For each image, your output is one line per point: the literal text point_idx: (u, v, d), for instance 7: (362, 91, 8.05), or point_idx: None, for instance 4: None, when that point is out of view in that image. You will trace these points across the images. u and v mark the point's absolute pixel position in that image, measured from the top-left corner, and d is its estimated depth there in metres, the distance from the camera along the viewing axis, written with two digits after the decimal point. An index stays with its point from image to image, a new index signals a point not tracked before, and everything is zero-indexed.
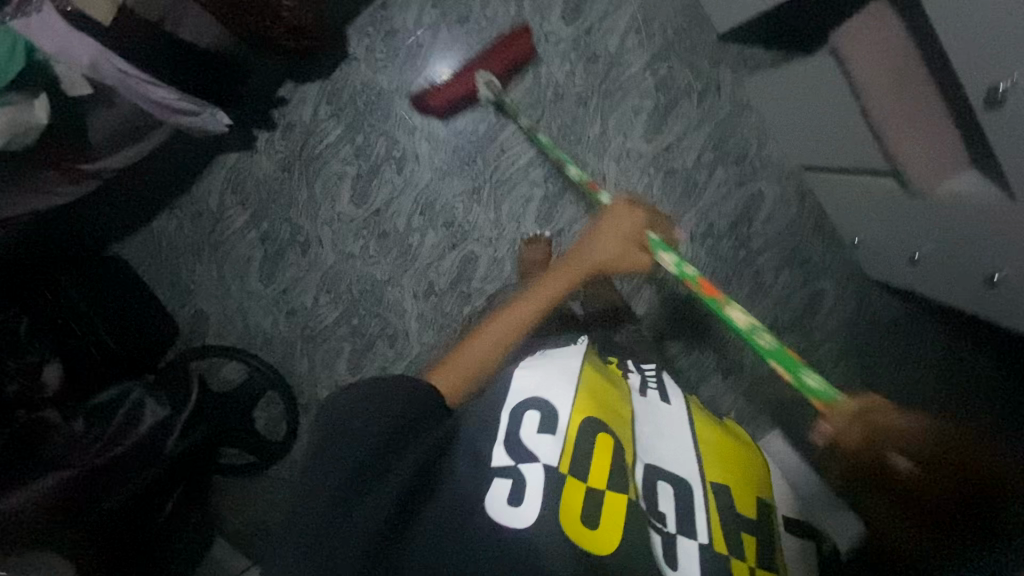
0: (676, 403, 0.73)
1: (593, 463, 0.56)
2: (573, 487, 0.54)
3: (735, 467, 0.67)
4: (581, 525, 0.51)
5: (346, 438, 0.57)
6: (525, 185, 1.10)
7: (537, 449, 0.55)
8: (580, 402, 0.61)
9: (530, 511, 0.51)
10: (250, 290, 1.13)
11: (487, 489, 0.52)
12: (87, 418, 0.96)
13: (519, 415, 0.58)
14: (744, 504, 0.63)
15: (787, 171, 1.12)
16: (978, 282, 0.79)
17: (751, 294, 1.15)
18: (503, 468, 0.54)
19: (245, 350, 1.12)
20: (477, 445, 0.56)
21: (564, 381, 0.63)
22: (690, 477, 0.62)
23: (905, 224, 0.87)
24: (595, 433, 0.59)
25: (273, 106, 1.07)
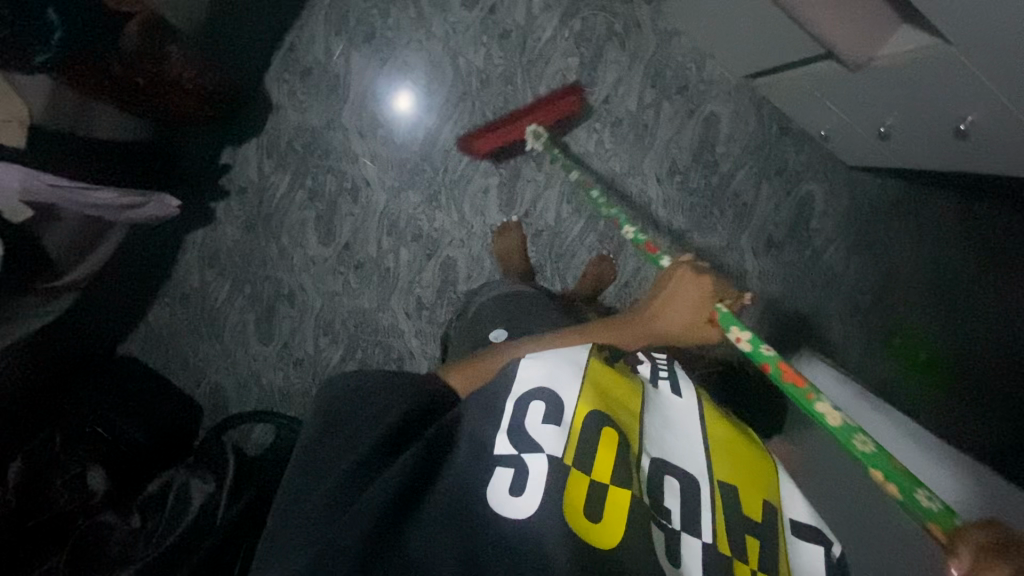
0: (687, 396, 0.67)
1: (598, 454, 0.56)
2: (577, 481, 0.54)
3: (749, 462, 0.62)
4: (583, 520, 0.52)
5: (351, 437, 0.59)
6: (479, 177, 1.09)
7: (542, 440, 0.56)
8: (585, 395, 0.59)
9: (531, 496, 0.52)
10: (254, 353, 1.17)
11: (488, 479, 0.54)
12: (141, 513, 0.99)
13: (524, 406, 0.58)
14: (756, 506, 0.59)
15: (734, 86, 1.08)
16: (947, 136, 0.74)
17: (739, 217, 1.11)
18: (505, 456, 0.55)
19: (267, 410, 1.15)
20: (477, 435, 0.57)
21: (571, 372, 0.61)
22: (694, 475, 0.60)
23: (861, 101, 0.82)
24: (602, 425, 0.57)
25: (221, 174, 1.09)
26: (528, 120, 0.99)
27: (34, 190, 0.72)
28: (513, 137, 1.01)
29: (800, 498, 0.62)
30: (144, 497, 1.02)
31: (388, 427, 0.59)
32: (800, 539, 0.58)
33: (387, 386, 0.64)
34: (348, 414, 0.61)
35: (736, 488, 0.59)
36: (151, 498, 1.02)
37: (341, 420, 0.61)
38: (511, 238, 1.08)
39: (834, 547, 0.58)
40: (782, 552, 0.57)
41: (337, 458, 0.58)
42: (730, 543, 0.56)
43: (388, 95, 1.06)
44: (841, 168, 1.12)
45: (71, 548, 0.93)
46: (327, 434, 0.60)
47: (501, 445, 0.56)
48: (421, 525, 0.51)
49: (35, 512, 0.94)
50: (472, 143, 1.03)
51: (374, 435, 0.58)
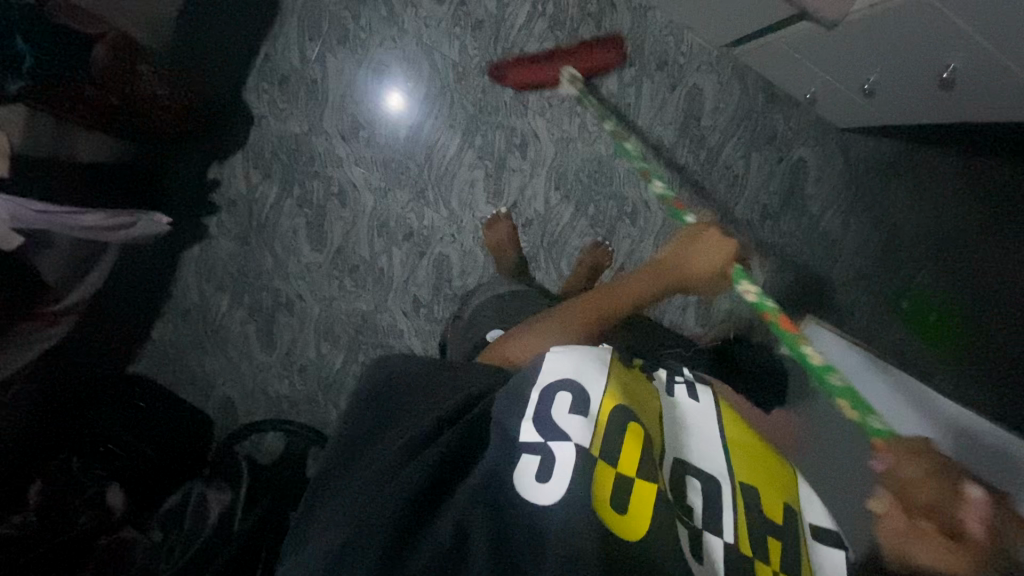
0: (705, 399, 0.61)
1: (624, 446, 0.49)
2: (603, 473, 0.47)
3: (770, 466, 0.57)
4: (613, 515, 0.45)
5: (385, 425, 0.53)
6: (464, 171, 1.09)
7: (569, 430, 0.49)
8: (611, 387, 0.53)
9: (561, 484, 0.45)
10: (258, 363, 1.18)
11: (515, 466, 0.46)
12: (162, 526, 1.01)
13: (549, 393, 0.51)
14: (778, 508, 0.53)
15: (714, 56, 1.06)
16: (931, 86, 0.73)
17: (730, 190, 1.09)
18: (531, 443, 0.48)
19: (276, 418, 1.17)
20: (502, 425, 0.50)
21: (596, 364, 0.55)
22: (715, 475, 0.54)
23: (842, 58, 0.80)
24: (628, 420, 0.51)
25: (210, 189, 1.10)
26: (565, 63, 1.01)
27: (23, 219, 0.74)
28: (548, 77, 1.03)
29: (818, 504, 0.57)
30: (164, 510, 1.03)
31: (426, 414, 0.52)
32: (819, 545, 0.53)
33: (433, 372, 0.57)
34: (382, 400, 0.55)
35: (757, 491, 0.53)
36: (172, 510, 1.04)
37: (382, 408, 0.55)
38: (501, 228, 1.07)
39: (848, 553, 0.54)
40: (803, 557, 0.51)
41: (368, 448, 0.51)
42: (752, 544, 0.50)
43: (369, 96, 1.06)
44: (832, 131, 1.09)
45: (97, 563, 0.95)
46: (365, 421, 0.54)
47: (529, 432, 0.48)
48: (453, 518, 0.43)
49: (55, 532, 0.94)
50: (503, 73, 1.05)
51: (410, 423, 0.52)
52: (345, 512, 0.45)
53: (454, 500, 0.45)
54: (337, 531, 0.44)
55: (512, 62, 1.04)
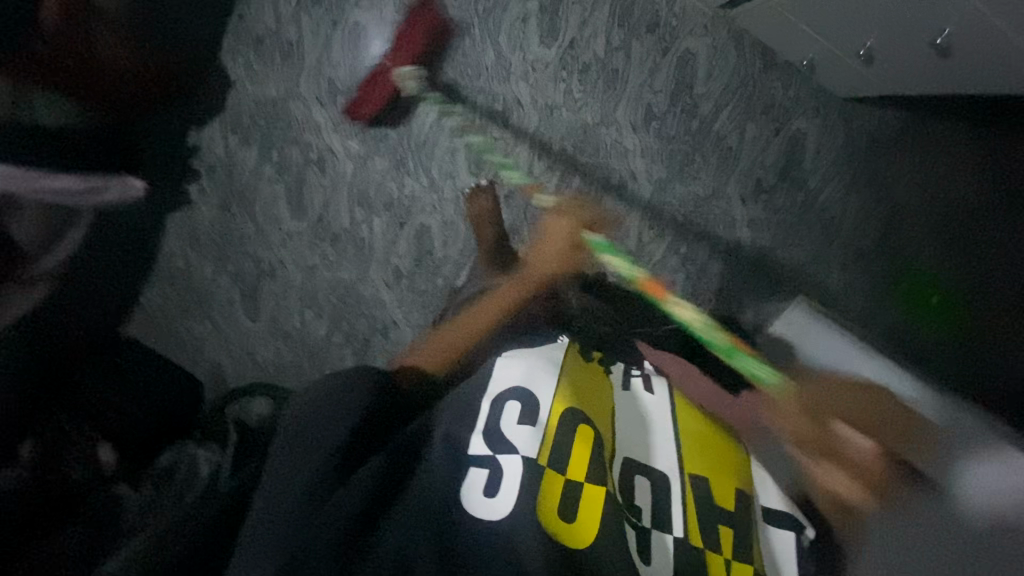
0: (659, 393, 0.68)
1: (573, 452, 0.56)
2: (551, 482, 0.53)
3: (722, 455, 0.64)
4: (560, 522, 0.51)
5: (311, 450, 0.56)
6: (445, 139, 1.06)
7: (516, 440, 0.55)
8: (561, 395, 0.60)
9: (511, 500, 0.51)
10: (244, 330, 1.19)
11: (464, 480, 0.52)
12: (153, 483, 1.00)
13: (500, 404, 0.57)
14: (728, 496, 0.60)
15: (708, 18, 1.00)
16: (927, 52, 0.68)
17: (724, 162, 1.03)
18: (479, 457, 0.53)
19: (263, 384, 1.18)
20: (454, 435, 0.55)
21: (547, 371, 0.62)
22: (664, 471, 0.60)
23: (838, 19, 0.74)
24: (577, 423, 0.58)
25: (189, 155, 1.10)
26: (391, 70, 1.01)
27: None
28: (387, 92, 1.02)
29: (767, 487, 0.64)
30: (155, 470, 1.02)
31: (339, 441, 0.57)
32: (767, 527, 0.60)
33: (344, 395, 0.61)
34: (309, 423, 0.59)
35: (707, 482, 0.61)
36: (162, 471, 1.03)
37: (308, 431, 0.58)
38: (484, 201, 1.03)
39: (803, 534, 0.61)
40: (750, 543, 0.58)
41: (300, 466, 0.55)
42: (702, 535, 0.57)
43: (361, 62, 1.06)
44: (834, 101, 1.03)
45: (91, 519, 0.94)
46: (290, 444, 0.58)
47: (477, 445, 0.54)
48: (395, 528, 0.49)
49: (51, 487, 0.97)
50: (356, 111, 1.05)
51: (329, 447, 0.56)
52: (296, 530, 0.49)
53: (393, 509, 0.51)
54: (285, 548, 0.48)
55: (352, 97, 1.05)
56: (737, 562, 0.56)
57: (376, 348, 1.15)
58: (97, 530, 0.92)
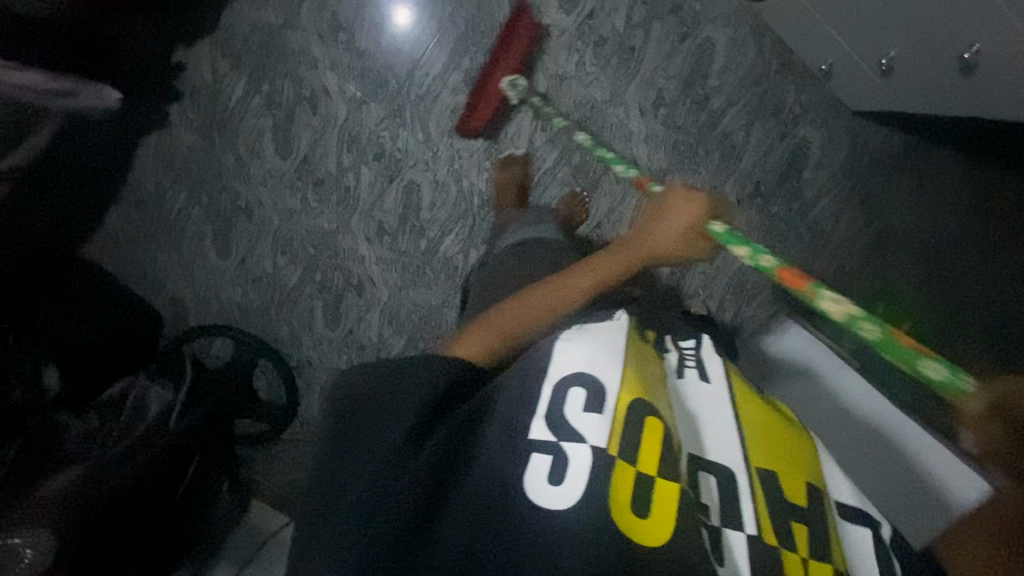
0: (716, 377, 0.54)
1: (644, 440, 0.44)
2: (623, 472, 0.42)
3: (792, 444, 0.50)
4: (631, 518, 0.41)
5: (352, 431, 0.47)
6: (447, 95, 1.02)
7: (584, 428, 0.44)
8: (630, 378, 0.47)
9: (575, 492, 0.41)
10: (211, 267, 1.13)
11: (523, 470, 0.42)
12: (100, 413, 0.97)
13: (562, 390, 0.45)
14: (801, 491, 0.47)
15: (733, 9, 0.97)
16: (949, 69, 0.67)
17: (727, 160, 1.01)
18: (541, 442, 0.43)
19: (224, 326, 1.13)
20: (512, 416, 0.44)
21: (609, 348, 0.48)
22: (730, 464, 0.48)
23: (865, 25, 0.73)
24: (648, 412, 0.45)
25: (174, 75, 1.05)
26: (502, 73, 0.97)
27: None
28: (495, 101, 0.99)
29: (842, 478, 0.50)
30: (104, 400, 0.99)
31: (397, 425, 0.46)
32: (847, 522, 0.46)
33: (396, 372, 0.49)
34: (358, 400, 0.48)
35: (778, 476, 0.47)
36: (112, 401, 0.99)
37: (357, 413, 0.47)
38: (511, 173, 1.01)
39: (883, 528, 0.47)
40: (835, 544, 0.45)
41: (347, 458, 0.45)
42: (775, 531, 0.44)
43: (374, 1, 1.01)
44: (843, 113, 1.01)
45: (30, 445, 0.87)
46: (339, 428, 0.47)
47: (539, 430, 0.43)
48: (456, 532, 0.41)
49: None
50: (468, 126, 1.01)
51: (385, 429, 0.46)
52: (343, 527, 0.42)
53: (448, 508, 0.42)
54: (341, 550, 0.41)
55: (466, 113, 1.01)
56: (819, 566, 0.43)
57: (348, 304, 1.12)
58: (39, 457, 0.86)
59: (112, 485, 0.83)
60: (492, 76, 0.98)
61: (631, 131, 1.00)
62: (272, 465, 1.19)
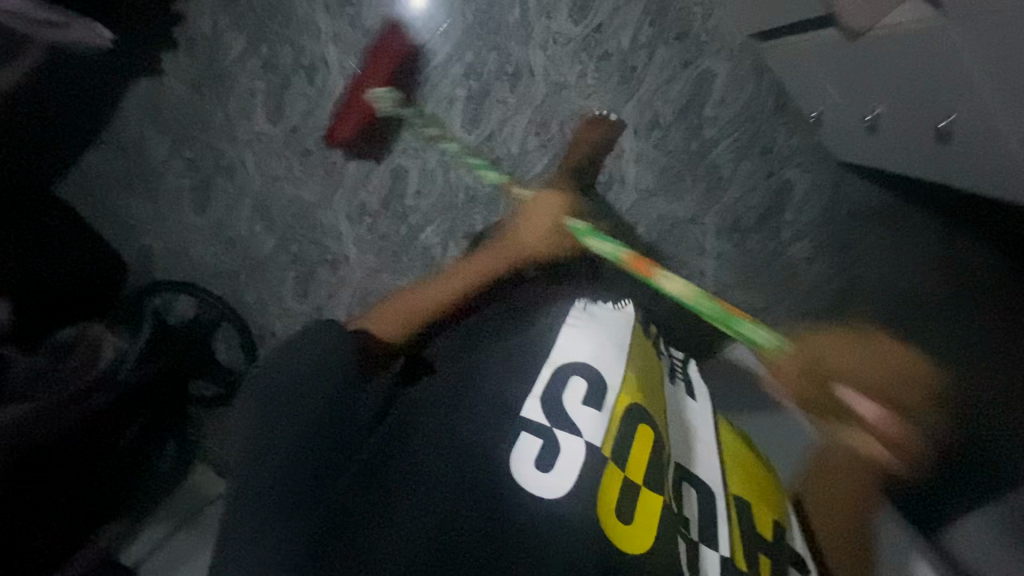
0: (701, 404, 0.67)
1: (632, 452, 0.54)
2: (612, 476, 0.52)
3: (760, 484, 0.62)
4: (614, 520, 0.50)
5: (273, 435, 0.50)
6: (446, 85, 1.01)
7: (581, 423, 0.54)
8: (628, 383, 0.58)
9: (566, 482, 0.51)
10: (185, 223, 1.12)
11: (513, 443, 0.53)
12: (48, 354, 0.93)
13: (562, 377, 0.57)
14: (768, 524, 0.58)
15: (739, 43, 0.97)
16: (927, 139, 0.69)
17: (710, 192, 1.03)
18: (536, 426, 0.54)
19: (191, 284, 1.12)
20: (504, 397, 0.56)
21: (616, 352, 0.61)
22: (710, 483, 0.58)
23: (856, 81, 0.74)
24: (639, 420, 0.56)
25: (171, 22, 1.03)
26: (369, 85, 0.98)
27: None
28: (363, 111, 1.00)
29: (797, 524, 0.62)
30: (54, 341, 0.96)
31: (318, 413, 0.51)
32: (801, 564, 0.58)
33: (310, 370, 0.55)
34: (275, 406, 0.52)
35: (749, 506, 0.59)
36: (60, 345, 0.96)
37: (275, 412, 0.52)
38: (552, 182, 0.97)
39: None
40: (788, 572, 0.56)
41: (268, 454, 0.49)
42: (745, 558, 0.54)
43: None
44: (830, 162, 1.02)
45: None
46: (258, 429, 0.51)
47: (532, 411, 0.55)
48: (415, 511, 0.48)
49: None
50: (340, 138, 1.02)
51: (305, 423, 0.51)
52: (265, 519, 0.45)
53: (393, 504, 0.49)
54: (259, 546, 0.44)
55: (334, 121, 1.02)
56: None
57: (320, 279, 1.12)
58: None
59: (56, 425, 0.83)
60: (362, 87, 0.99)
61: (622, 148, 1.01)
62: (220, 429, 1.18)
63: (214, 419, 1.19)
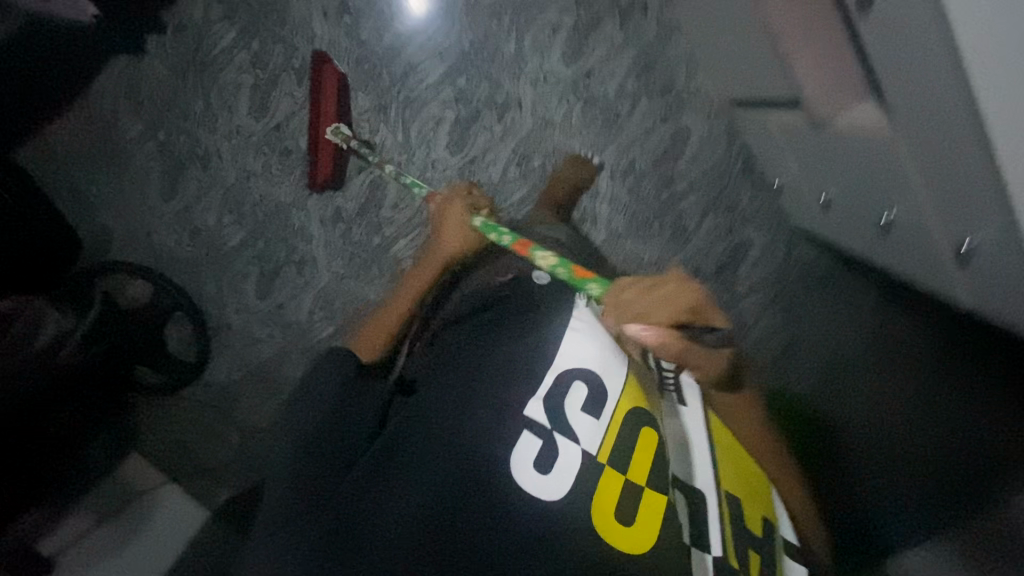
0: (693, 404, 0.68)
1: (633, 456, 0.60)
2: (611, 479, 0.58)
3: (752, 482, 0.66)
4: (612, 520, 0.56)
5: (308, 454, 0.61)
6: (435, 105, 1.03)
7: (578, 427, 0.60)
8: (626, 388, 0.63)
9: (566, 484, 0.57)
10: (149, 206, 1.08)
11: (511, 449, 0.58)
12: None
13: (564, 381, 0.62)
14: (758, 521, 0.63)
15: (715, 106, 1.02)
16: (872, 225, 0.74)
17: (677, 240, 1.06)
18: (539, 428, 0.59)
19: (148, 270, 1.07)
20: (506, 399, 0.61)
21: (617, 361, 0.65)
22: (703, 488, 0.63)
23: (812, 161, 0.80)
24: (638, 425, 0.61)
25: (164, 6, 1.03)
26: (323, 124, 1.02)
27: None
28: (330, 148, 1.03)
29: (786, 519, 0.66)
30: None
31: (334, 424, 0.64)
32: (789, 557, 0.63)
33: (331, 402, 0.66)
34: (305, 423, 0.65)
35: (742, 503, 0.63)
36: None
37: (305, 434, 0.63)
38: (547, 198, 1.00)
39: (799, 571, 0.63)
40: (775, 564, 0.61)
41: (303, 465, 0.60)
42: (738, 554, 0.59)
43: None
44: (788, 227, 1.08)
45: None
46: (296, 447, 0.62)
47: (535, 413, 0.60)
48: (408, 495, 0.56)
49: None
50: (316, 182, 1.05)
51: (326, 443, 0.62)
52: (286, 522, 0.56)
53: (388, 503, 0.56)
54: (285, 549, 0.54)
55: (308, 167, 1.05)
56: None
57: (284, 279, 1.10)
58: None
59: None
60: (318, 125, 1.02)
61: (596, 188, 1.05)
62: (159, 421, 1.13)
63: (153, 410, 1.13)
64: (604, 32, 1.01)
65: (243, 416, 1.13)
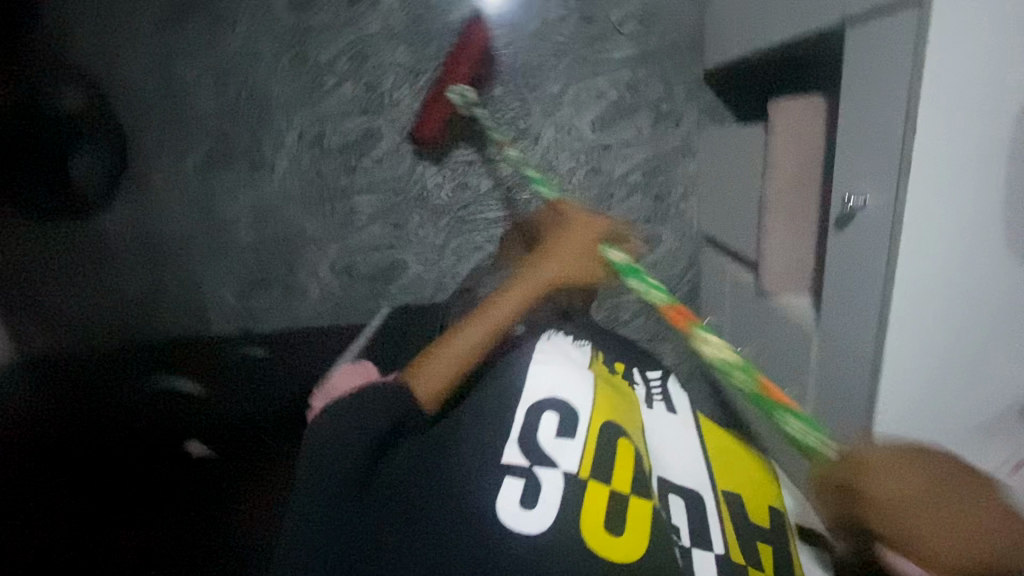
0: (681, 412, 0.75)
1: (616, 468, 0.62)
2: (596, 493, 0.59)
3: (736, 466, 0.71)
4: (598, 531, 0.57)
5: (346, 461, 0.61)
6: (463, 97, 1.04)
7: (557, 454, 0.61)
8: (596, 406, 0.66)
9: (546, 521, 0.57)
10: (135, 29, 1.01)
11: (495, 500, 0.58)
12: None
13: (537, 412, 0.64)
14: (761, 513, 0.68)
15: (692, 234, 1.10)
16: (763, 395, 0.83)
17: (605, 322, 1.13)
18: (513, 468, 0.60)
19: (93, 86, 1.02)
20: (483, 441, 0.63)
21: (582, 380, 0.68)
22: (692, 486, 0.67)
23: (747, 324, 0.87)
24: (613, 437, 0.64)
25: None
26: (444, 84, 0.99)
27: None
28: (444, 109, 1.01)
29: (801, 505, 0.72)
30: None
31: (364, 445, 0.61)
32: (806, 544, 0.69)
33: (358, 403, 0.64)
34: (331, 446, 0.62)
35: (739, 498, 0.68)
36: None
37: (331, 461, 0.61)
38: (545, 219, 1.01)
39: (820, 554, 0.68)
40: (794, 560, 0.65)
41: (322, 481, 0.60)
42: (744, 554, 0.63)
43: None
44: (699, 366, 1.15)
45: None
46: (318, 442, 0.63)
47: (512, 457, 0.61)
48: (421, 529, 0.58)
49: None
50: (416, 137, 1.04)
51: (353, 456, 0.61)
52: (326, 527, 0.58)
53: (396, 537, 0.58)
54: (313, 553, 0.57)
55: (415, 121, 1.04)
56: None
57: (234, 168, 1.08)
58: None
59: None
60: (441, 85, 1.00)
61: None
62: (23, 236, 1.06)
63: (24, 224, 1.06)
64: (637, 123, 1.04)
65: (122, 289, 1.12)
